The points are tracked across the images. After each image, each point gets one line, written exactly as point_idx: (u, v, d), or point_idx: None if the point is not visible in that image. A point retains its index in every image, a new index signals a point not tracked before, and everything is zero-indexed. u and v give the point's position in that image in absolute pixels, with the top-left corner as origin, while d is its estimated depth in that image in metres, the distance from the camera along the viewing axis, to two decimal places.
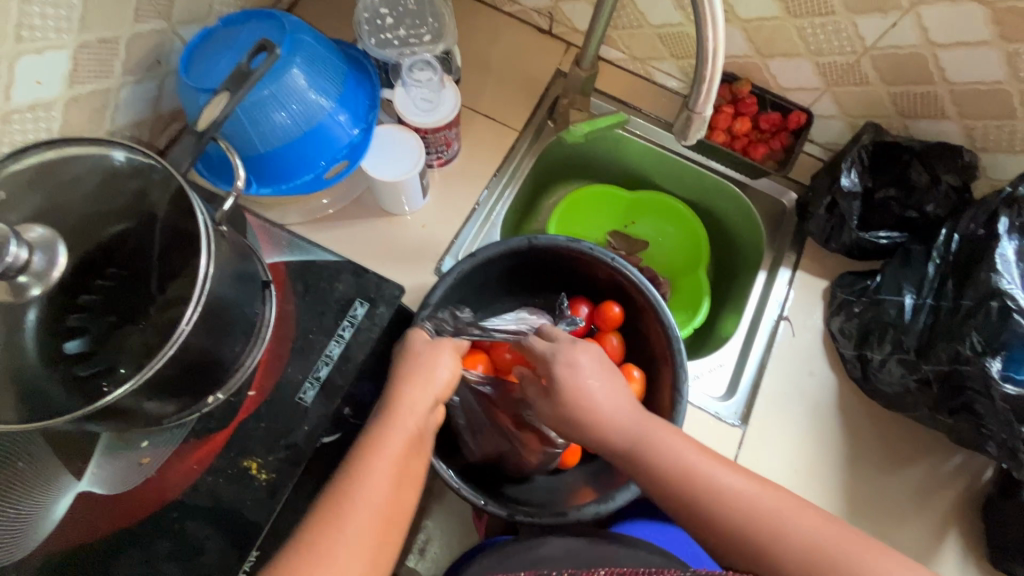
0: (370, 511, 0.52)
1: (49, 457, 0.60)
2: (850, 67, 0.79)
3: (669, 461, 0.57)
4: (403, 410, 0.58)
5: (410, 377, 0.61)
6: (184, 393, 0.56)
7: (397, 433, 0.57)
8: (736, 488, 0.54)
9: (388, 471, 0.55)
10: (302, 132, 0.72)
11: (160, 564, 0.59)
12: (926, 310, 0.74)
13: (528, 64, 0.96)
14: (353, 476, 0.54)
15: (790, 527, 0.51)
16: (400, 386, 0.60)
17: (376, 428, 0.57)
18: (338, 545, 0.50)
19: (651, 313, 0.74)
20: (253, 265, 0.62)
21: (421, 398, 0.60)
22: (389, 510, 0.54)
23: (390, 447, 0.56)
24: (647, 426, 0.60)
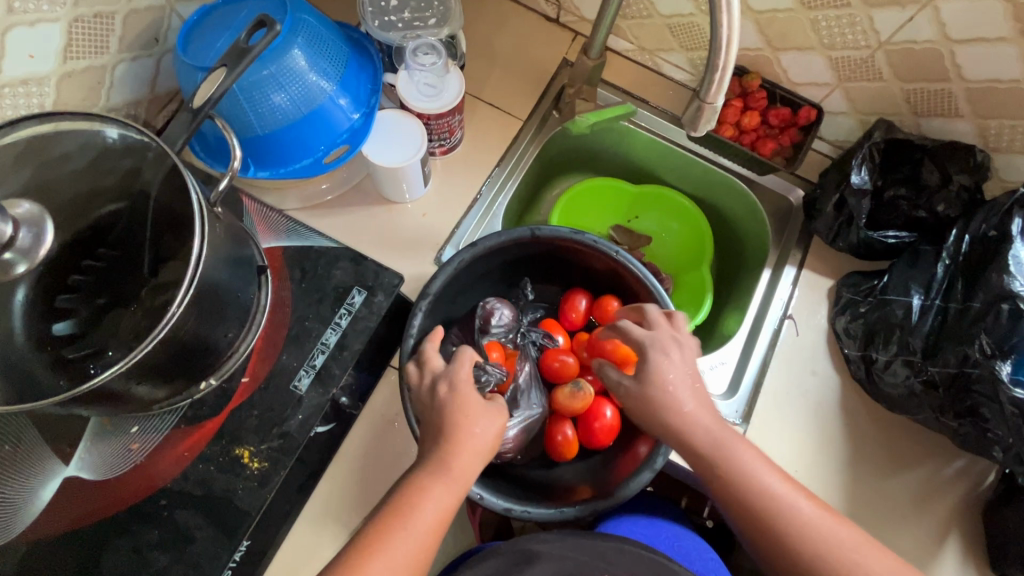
0: (398, 567, 0.51)
1: (36, 441, 0.59)
2: (864, 62, 0.77)
3: (754, 486, 0.59)
4: (448, 466, 0.55)
5: (461, 433, 0.57)
6: (175, 378, 0.55)
7: (439, 491, 0.54)
8: (792, 500, 0.59)
9: (423, 530, 0.53)
10: (302, 114, 0.71)
11: (149, 551, 0.57)
12: (934, 313, 0.73)
13: (534, 53, 0.94)
14: (382, 526, 0.53)
15: (854, 558, 0.56)
16: (448, 440, 0.56)
17: (419, 479, 0.55)
18: None
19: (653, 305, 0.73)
20: (249, 248, 0.61)
21: (474, 451, 0.57)
22: (417, 568, 0.52)
23: (434, 494, 0.54)
24: (733, 441, 0.61)
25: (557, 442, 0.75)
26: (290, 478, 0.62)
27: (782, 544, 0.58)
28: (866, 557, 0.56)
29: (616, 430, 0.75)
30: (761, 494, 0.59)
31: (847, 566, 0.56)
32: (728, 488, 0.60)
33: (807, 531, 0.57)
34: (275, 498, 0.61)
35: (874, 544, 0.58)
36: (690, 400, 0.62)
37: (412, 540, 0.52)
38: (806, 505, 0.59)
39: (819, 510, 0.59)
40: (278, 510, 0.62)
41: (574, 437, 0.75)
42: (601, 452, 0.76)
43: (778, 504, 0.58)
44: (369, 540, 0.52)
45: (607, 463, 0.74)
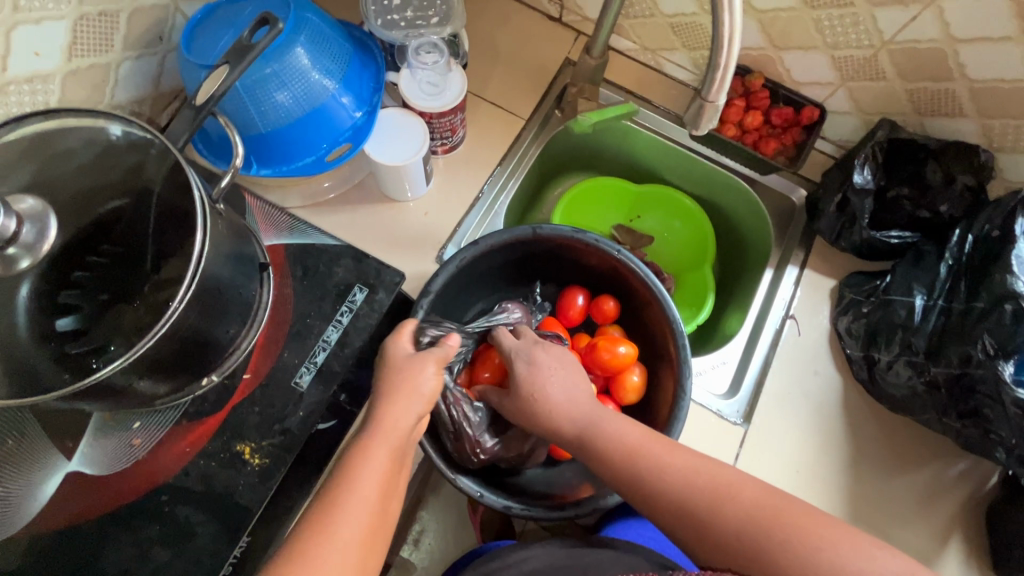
0: (353, 532, 0.48)
1: (40, 435, 0.59)
2: (867, 61, 0.77)
3: (613, 443, 0.60)
4: (384, 423, 0.53)
5: (393, 387, 0.55)
6: (177, 374, 0.55)
7: (380, 451, 0.52)
8: (675, 463, 0.57)
9: (371, 490, 0.50)
10: (304, 112, 0.71)
11: (150, 546, 0.58)
12: (936, 313, 0.73)
13: (536, 52, 0.94)
14: (333, 493, 0.50)
15: (736, 494, 0.54)
16: (383, 398, 0.55)
17: (357, 441, 0.53)
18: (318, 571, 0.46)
19: (653, 304, 0.73)
20: (252, 246, 0.61)
21: (406, 408, 0.55)
22: (371, 536, 0.50)
23: (373, 453, 0.52)
24: (596, 410, 0.63)
25: None
26: (291, 474, 0.62)
27: (668, 499, 0.56)
28: (746, 491, 0.54)
29: None
30: (613, 450, 0.60)
31: (731, 503, 0.54)
32: (603, 452, 0.60)
33: (675, 477, 0.56)
34: (276, 494, 0.61)
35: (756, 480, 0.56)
36: (557, 391, 0.64)
37: (363, 502, 0.50)
38: (688, 462, 0.57)
39: (689, 462, 0.57)
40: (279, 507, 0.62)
41: None
42: None
43: (641, 452, 0.59)
44: (323, 511, 0.49)
45: None
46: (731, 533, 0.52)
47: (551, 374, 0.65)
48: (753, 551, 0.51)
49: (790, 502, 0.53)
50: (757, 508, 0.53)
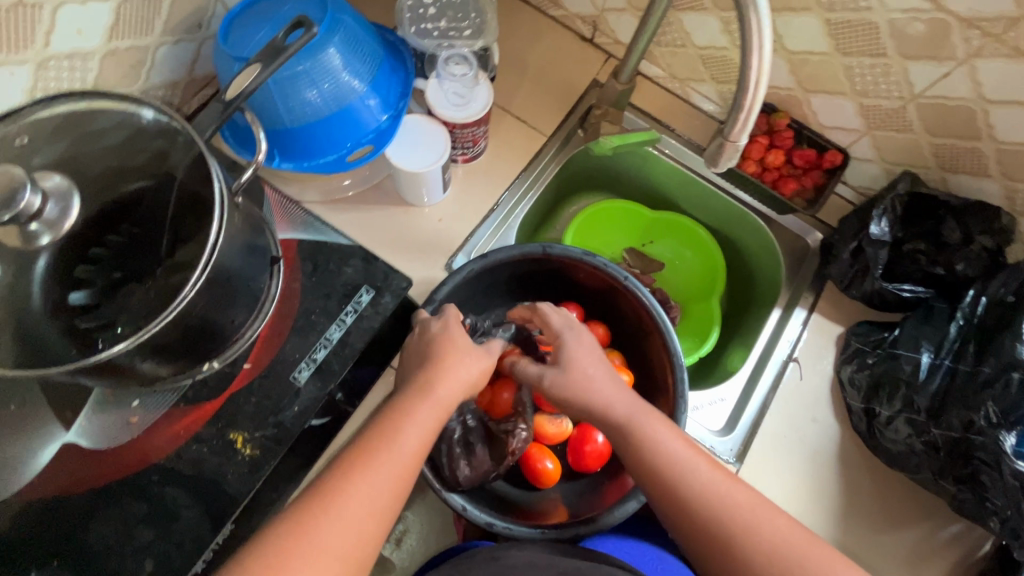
0: (383, 485, 0.50)
1: (41, 403, 0.60)
2: (895, 112, 0.77)
3: (653, 448, 0.58)
4: (434, 388, 0.58)
5: (446, 355, 0.61)
6: (180, 358, 0.56)
7: (426, 413, 0.56)
8: (718, 483, 0.56)
9: (405, 449, 0.53)
10: (331, 112, 0.72)
11: (135, 524, 0.58)
12: (942, 372, 0.71)
13: (565, 71, 0.95)
14: (371, 443, 0.52)
15: (758, 529, 0.54)
16: (435, 367, 0.60)
17: (405, 401, 0.57)
18: (345, 512, 0.48)
19: (656, 335, 0.73)
20: (265, 239, 0.62)
21: (457, 383, 0.60)
22: (396, 494, 0.51)
23: (419, 416, 0.56)
24: (638, 412, 0.60)
25: (537, 472, 0.74)
26: (280, 466, 0.62)
27: (696, 522, 0.55)
28: (770, 525, 0.54)
29: (605, 456, 0.75)
30: (649, 455, 0.58)
31: (761, 535, 0.53)
32: (646, 457, 0.58)
33: (702, 493, 0.55)
34: (263, 485, 0.62)
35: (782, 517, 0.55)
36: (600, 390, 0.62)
37: (399, 458, 0.52)
38: (737, 492, 0.56)
39: (720, 479, 0.56)
40: (264, 497, 0.63)
41: (555, 469, 0.75)
42: (588, 476, 0.77)
43: (676, 464, 0.57)
44: (357, 458, 0.51)
45: (594, 489, 0.74)
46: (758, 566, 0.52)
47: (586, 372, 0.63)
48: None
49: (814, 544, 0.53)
50: (793, 549, 0.53)
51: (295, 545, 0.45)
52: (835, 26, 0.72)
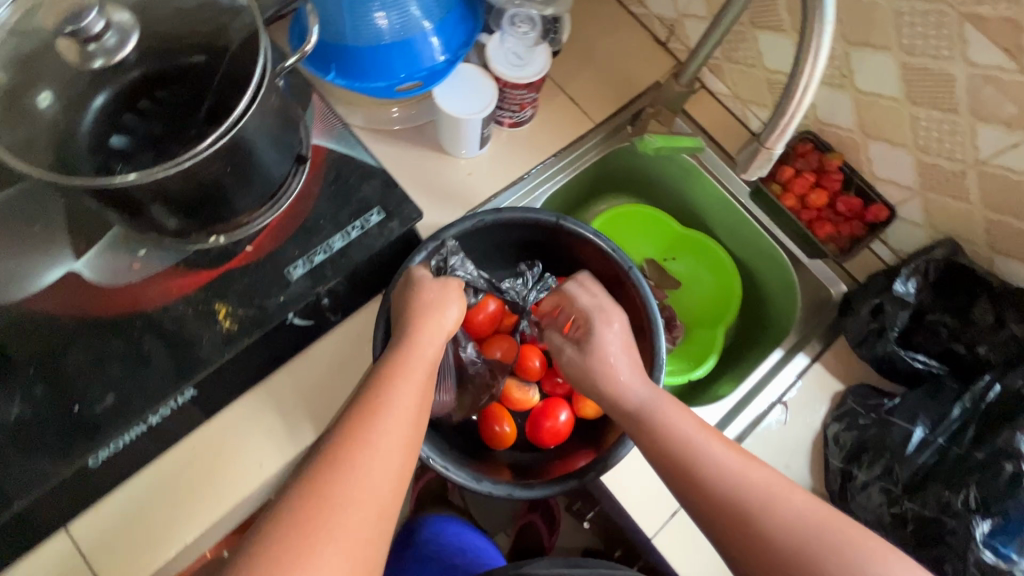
0: (394, 445, 0.51)
1: (60, 230, 0.65)
2: (954, 176, 0.73)
3: (670, 432, 0.58)
4: (413, 336, 0.60)
5: (428, 312, 0.63)
6: (190, 213, 0.59)
7: (416, 364, 0.58)
8: (735, 462, 0.56)
9: (406, 406, 0.54)
10: (394, 41, 0.75)
11: (110, 360, 0.62)
12: (933, 450, 0.71)
13: (630, 66, 0.95)
14: (373, 406, 0.53)
15: (777, 507, 0.53)
16: (415, 322, 0.62)
17: (393, 357, 0.58)
18: (362, 480, 0.48)
19: (647, 336, 0.72)
20: (296, 137, 0.65)
21: (437, 333, 0.62)
22: (408, 456, 0.52)
23: (411, 369, 0.57)
24: (654, 399, 0.61)
25: (494, 433, 0.76)
26: (253, 348, 0.65)
27: (717, 505, 0.54)
28: (794, 502, 0.53)
29: (561, 437, 0.76)
30: (665, 439, 0.58)
31: (784, 510, 0.53)
32: (661, 443, 0.58)
33: (724, 473, 0.55)
34: (233, 361, 0.64)
35: (803, 493, 0.54)
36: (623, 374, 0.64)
37: (402, 411, 0.54)
38: (756, 469, 0.55)
39: (738, 458, 0.56)
40: (231, 373, 0.66)
41: (512, 433, 0.77)
42: (542, 452, 0.78)
43: (693, 446, 0.57)
44: (361, 421, 0.51)
45: (541, 463, 0.75)
46: (788, 544, 0.51)
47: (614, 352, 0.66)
48: (807, 555, 0.50)
49: (832, 519, 0.52)
50: (818, 525, 0.52)
51: (324, 507, 0.46)
52: (912, 72, 0.69)
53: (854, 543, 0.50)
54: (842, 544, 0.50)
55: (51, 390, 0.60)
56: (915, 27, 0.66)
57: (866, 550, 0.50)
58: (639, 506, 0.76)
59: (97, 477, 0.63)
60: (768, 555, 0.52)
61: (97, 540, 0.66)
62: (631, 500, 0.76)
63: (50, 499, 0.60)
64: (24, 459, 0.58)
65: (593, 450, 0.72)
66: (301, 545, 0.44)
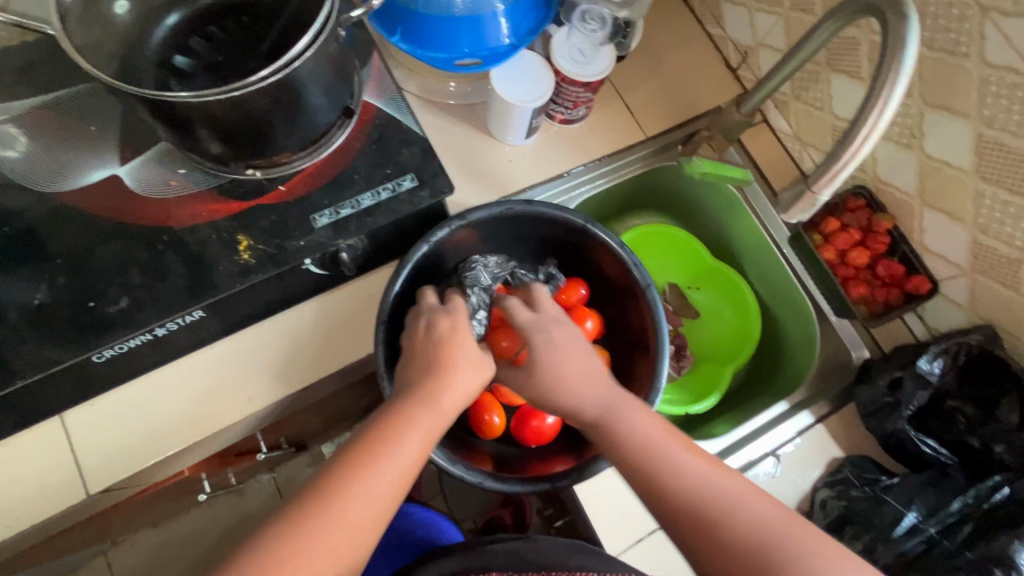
0: (379, 498, 0.51)
1: (113, 136, 0.68)
2: (1009, 263, 0.69)
3: (591, 400, 0.58)
4: (438, 398, 0.57)
5: (453, 368, 0.59)
6: (231, 144, 0.61)
7: (426, 421, 0.55)
8: (658, 433, 0.55)
9: (393, 475, 0.52)
10: (463, 15, 0.73)
11: (132, 266, 0.64)
12: (921, 538, 0.69)
13: (695, 85, 0.93)
14: (368, 454, 0.52)
15: (739, 516, 0.50)
16: (433, 380, 0.58)
17: (404, 404, 0.56)
18: (340, 526, 0.49)
19: (650, 360, 0.71)
20: (348, 90, 0.66)
21: (461, 393, 0.59)
22: (391, 508, 0.52)
23: (419, 422, 0.55)
24: (619, 400, 0.58)
25: (481, 421, 0.76)
26: (266, 283, 0.66)
27: (633, 468, 0.54)
28: (723, 481, 0.52)
29: (547, 437, 0.76)
30: (589, 411, 0.58)
31: (702, 488, 0.51)
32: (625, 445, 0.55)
33: (644, 446, 0.54)
34: (244, 292, 0.66)
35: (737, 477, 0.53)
36: (565, 354, 0.60)
37: (388, 477, 0.52)
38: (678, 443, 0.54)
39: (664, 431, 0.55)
40: (240, 302, 0.68)
41: (501, 425, 0.77)
42: (524, 449, 0.78)
43: (616, 414, 0.57)
44: (353, 467, 0.52)
45: (518, 460, 0.75)
46: (695, 514, 0.50)
47: (564, 345, 0.61)
48: (713, 526, 0.50)
49: (759, 504, 0.50)
50: (733, 505, 0.50)
51: (295, 551, 0.47)
52: (986, 145, 0.65)
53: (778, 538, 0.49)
54: (757, 525, 0.49)
55: (73, 283, 0.63)
56: (999, 100, 0.62)
57: (791, 543, 0.48)
58: (606, 524, 0.75)
59: (99, 374, 0.66)
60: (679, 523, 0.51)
61: (87, 434, 0.69)
62: (600, 516, 0.75)
63: (51, 384, 0.63)
64: (36, 341, 0.61)
65: (572, 459, 0.71)
66: None
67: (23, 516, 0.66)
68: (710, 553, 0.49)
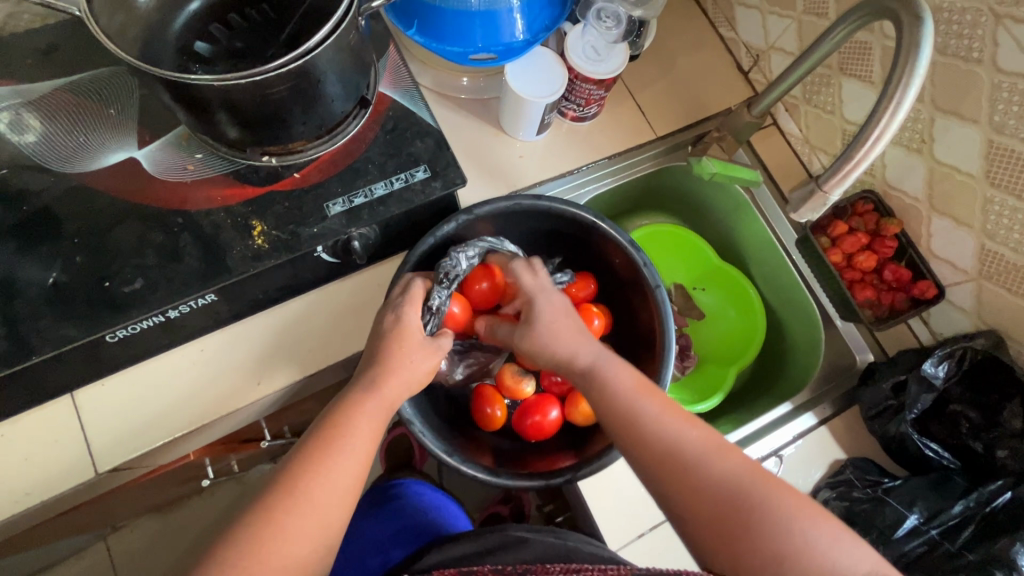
0: (341, 489, 0.53)
1: (132, 119, 0.69)
2: (1016, 270, 0.69)
3: (579, 356, 0.61)
4: (381, 386, 0.58)
5: (393, 357, 0.59)
6: (249, 129, 0.62)
7: (373, 408, 0.57)
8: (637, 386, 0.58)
9: (352, 465, 0.54)
10: (479, 10, 0.74)
11: (148, 247, 0.65)
12: (923, 540, 0.69)
13: (706, 86, 0.93)
14: (322, 448, 0.54)
15: (713, 466, 0.53)
16: (379, 368, 0.58)
17: (350, 395, 0.57)
18: (307, 518, 0.51)
19: (657, 361, 0.71)
20: (365, 80, 0.67)
21: (407, 380, 0.60)
22: (354, 496, 0.54)
23: (367, 412, 0.57)
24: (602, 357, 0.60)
25: (483, 414, 0.77)
26: (279, 268, 0.67)
27: (616, 418, 0.57)
28: (695, 433, 0.55)
29: (547, 432, 0.76)
30: (578, 366, 0.61)
31: (677, 437, 0.55)
32: (606, 398, 0.58)
33: (623, 396, 0.57)
34: (257, 277, 0.67)
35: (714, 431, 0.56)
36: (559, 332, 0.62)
37: (349, 464, 0.54)
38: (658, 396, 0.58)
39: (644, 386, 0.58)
40: (252, 286, 0.68)
41: (502, 418, 0.77)
42: (525, 444, 0.78)
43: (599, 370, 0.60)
44: (310, 462, 0.53)
45: (522, 455, 0.75)
46: (669, 458, 0.54)
47: (554, 319, 0.63)
48: (685, 472, 0.53)
49: (731, 458, 0.54)
50: (706, 454, 0.54)
51: (263, 546, 0.48)
52: (996, 151, 0.66)
53: (748, 487, 0.52)
54: (727, 472, 0.53)
55: (89, 263, 0.64)
56: (1011, 106, 0.62)
57: (761, 488, 0.52)
58: (606, 518, 0.76)
59: (111, 353, 0.67)
60: (655, 470, 0.54)
61: (97, 414, 0.69)
62: (603, 509, 0.76)
63: (65, 360, 0.63)
64: (51, 318, 0.62)
65: (573, 455, 0.71)
66: None
67: (32, 492, 0.66)
68: (682, 495, 0.53)
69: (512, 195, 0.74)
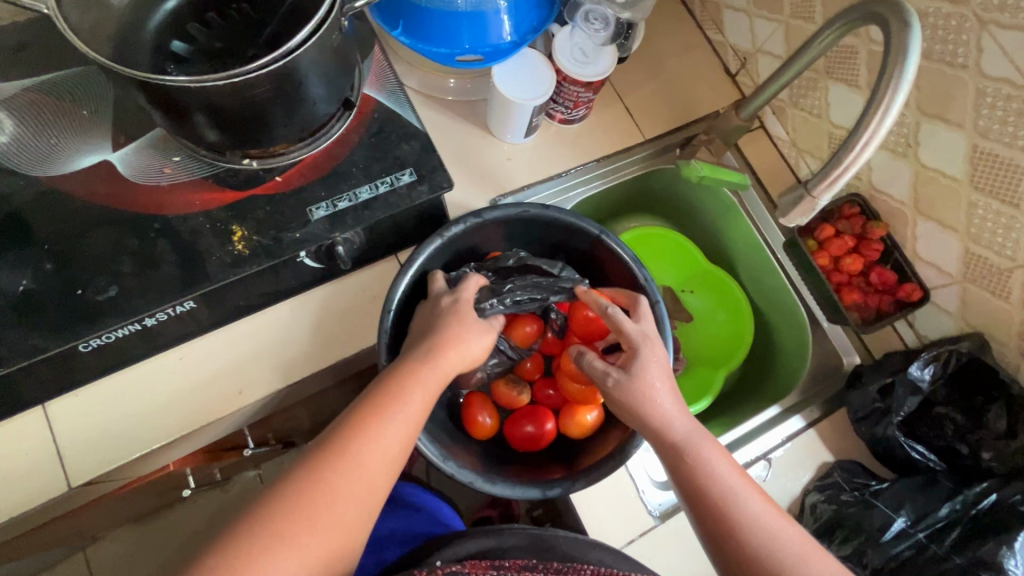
0: (390, 446, 0.55)
1: (106, 121, 0.67)
2: (999, 273, 0.70)
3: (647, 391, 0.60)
4: (438, 355, 0.60)
5: (452, 329, 0.62)
6: (228, 132, 0.60)
7: (430, 377, 0.58)
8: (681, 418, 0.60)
9: (403, 431, 0.56)
10: (465, 10, 0.73)
11: (122, 254, 0.63)
12: (910, 542, 0.69)
13: (694, 89, 0.93)
14: (379, 408, 0.56)
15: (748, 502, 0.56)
16: (439, 342, 0.61)
17: (407, 363, 0.59)
18: (356, 469, 0.52)
19: None
20: (349, 81, 0.65)
21: (461, 356, 0.62)
22: (402, 453, 0.56)
23: (424, 379, 0.58)
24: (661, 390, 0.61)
25: (472, 422, 0.76)
26: (261, 274, 0.65)
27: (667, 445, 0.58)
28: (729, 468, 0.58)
29: (539, 443, 0.76)
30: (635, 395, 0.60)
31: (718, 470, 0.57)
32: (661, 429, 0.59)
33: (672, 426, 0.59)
34: (238, 283, 0.65)
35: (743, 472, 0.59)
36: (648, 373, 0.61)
37: (398, 430, 0.56)
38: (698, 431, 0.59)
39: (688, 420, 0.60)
40: (234, 293, 0.66)
41: (493, 426, 0.77)
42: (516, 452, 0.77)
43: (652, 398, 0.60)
44: (366, 419, 0.55)
45: (511, 462, 0.75)
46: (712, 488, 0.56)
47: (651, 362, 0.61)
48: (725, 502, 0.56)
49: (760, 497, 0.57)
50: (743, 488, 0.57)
51: (318, 490, 0.51)
52: (980, 156, 0.66)
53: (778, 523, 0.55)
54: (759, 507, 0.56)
55: (61, 270, 0.62)
56: (994, 111, 0.63)
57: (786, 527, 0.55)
58: (596, 525, 0.75)
59: (84, 363, 0.64)
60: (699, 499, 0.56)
61: (70, 426, 0.67)
62: (592, 517, 0.75)
63: (36, 372, 0.61)
64: (20, 328, 0.59)
65: (566, 468, 0.71)
66: (282, 526, 0.48)
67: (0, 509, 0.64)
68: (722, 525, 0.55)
69: (514, 201, 0.73)
